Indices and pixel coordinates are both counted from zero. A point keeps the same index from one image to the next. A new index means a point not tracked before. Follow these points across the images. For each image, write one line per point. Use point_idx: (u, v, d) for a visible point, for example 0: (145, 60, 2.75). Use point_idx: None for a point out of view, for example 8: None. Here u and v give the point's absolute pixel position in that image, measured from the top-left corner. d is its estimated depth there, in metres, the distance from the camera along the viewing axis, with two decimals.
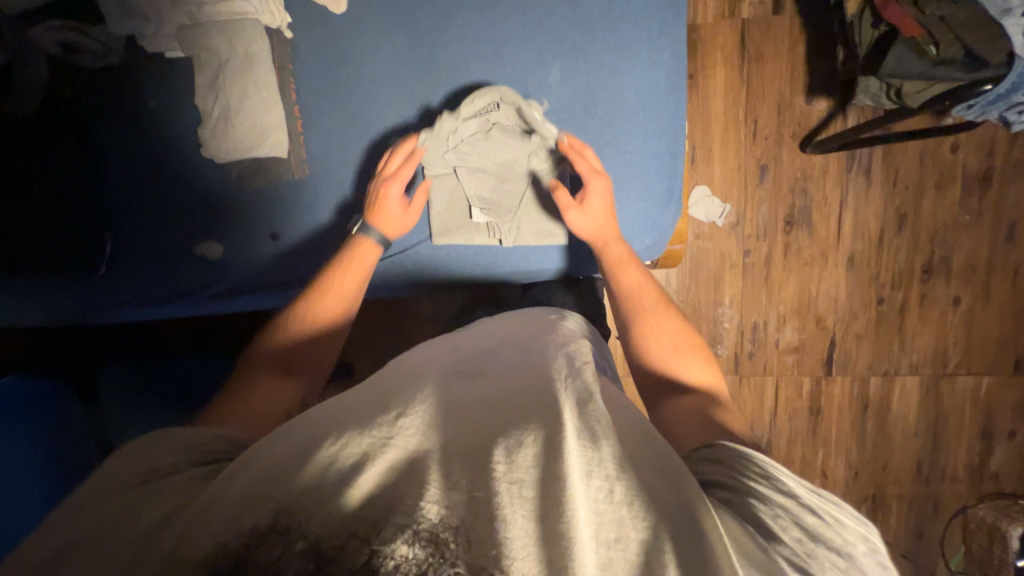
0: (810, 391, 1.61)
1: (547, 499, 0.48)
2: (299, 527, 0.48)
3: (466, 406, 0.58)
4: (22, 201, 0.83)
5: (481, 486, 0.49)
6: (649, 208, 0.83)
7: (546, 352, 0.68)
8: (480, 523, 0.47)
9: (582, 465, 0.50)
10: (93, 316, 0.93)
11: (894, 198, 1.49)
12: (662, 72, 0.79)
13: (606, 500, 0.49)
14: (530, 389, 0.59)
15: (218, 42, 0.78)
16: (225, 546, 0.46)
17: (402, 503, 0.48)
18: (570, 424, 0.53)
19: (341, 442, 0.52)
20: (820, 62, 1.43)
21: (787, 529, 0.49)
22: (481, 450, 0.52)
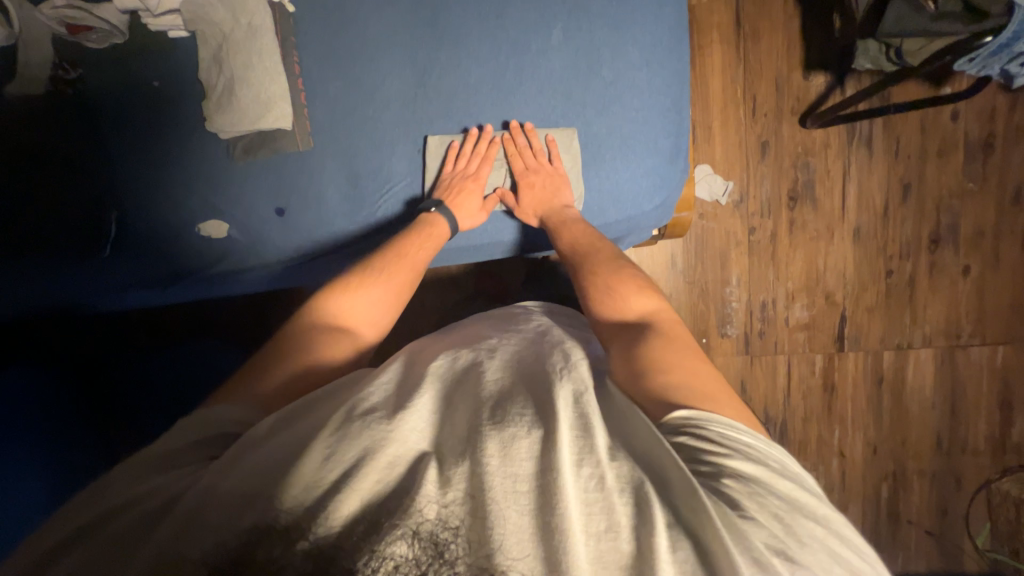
0: (823, 367, 1.59)
1: (541, 490, 0.48)
2: (302, 529, 0.46)
3: (462, 404, 0.59)
4: (43, 195, 0.89)
5: (478, 481, 0.49)
6: (657, 165, 0.83)
7: (545, 350, 0.68)
8: (478, 520, 0.47)
9: (573, 454, 0.50)
10: (99, 299, 0.93)
11: (897, 169, 1.49)
12: (664, 29, 0.80)
13: (596, 485, 0.49)
14: (529, 385, 0.60)
15: (222, 16, 0.80)
16: (226, 543, 0.45)
17: (403, 503, 0.48)
18: (564, 416, 0.54)
19: (341, 435, 0.52)
20: (815, 36, 1.45)
21: (763, 507, 0.49)
22: (476, 442, 0.52)
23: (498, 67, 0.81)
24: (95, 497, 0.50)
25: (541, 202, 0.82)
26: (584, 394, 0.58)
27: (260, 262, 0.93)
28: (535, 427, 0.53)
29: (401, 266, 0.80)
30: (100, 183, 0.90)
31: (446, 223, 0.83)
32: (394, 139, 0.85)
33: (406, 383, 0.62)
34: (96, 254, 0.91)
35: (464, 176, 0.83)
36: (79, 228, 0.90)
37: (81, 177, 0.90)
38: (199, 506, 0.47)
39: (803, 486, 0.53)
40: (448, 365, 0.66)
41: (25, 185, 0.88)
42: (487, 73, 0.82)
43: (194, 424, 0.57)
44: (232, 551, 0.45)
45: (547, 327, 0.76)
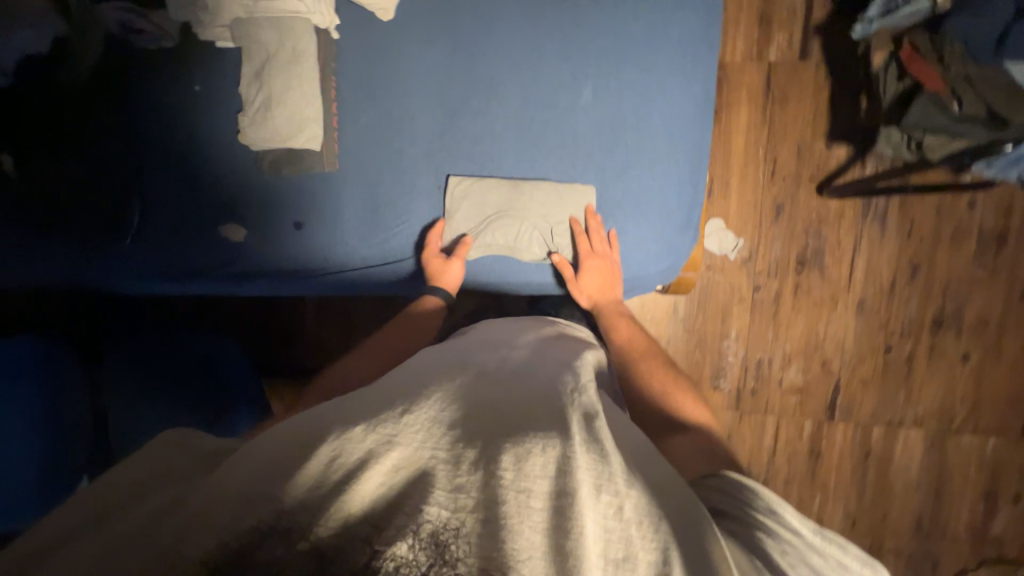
0: (812, 433, 1.59)
1: (555, 511, 0.46)
2: (303, 528, 0.43)
3: (472, 409, 0.56)
4: (73, 180, 0.92)
5: (490, 491, 0.46)
6: (667, 232, 0.85)
7: (553, 370, 0.67)
8: (490, 531, 0.44)
9: (591, 479, 0.48)
10: (110, 283, 0.96)
11: (908, 248, 1.50)
12: (690, 103, 0.82)
13: (615, 514, 0.47)
14: (543, 402, 0.58)
15: (269, 36, 0.83)
16: (226, 545, 0.42)
17: (412, 505, 0.45)
18: (580, 439, 0.52)
19: (353, 431, 0.49)
20: (842, 109, 1.47)
21: (795, 567, 0.50)
22: (489, 453, 0.49)
23: (526, 118, 0.84)
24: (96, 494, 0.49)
25: (603, 282, 0.85)
26: (596, 419, 0.57)
27: (272, 270, 0.95)
28: (552, 443, 0.51)
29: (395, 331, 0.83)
30: (127, 176, 0.93)
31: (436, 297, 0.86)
32: (415, 172, 0.88)
33: (414, 387, 0.59)
34: (116, 242, 0.94)
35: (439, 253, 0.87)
36: (101, 218, 0.93)
37: (112, 169, 0.93)
38: (201, 508, 0.45)
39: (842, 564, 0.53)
40: (457, 374, 0.64)
41: (59, 169, 0.92)
42: (514, 122, 0.84)
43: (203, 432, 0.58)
44: (235, 554, 0.41)
45: (552, 347, 0.76)
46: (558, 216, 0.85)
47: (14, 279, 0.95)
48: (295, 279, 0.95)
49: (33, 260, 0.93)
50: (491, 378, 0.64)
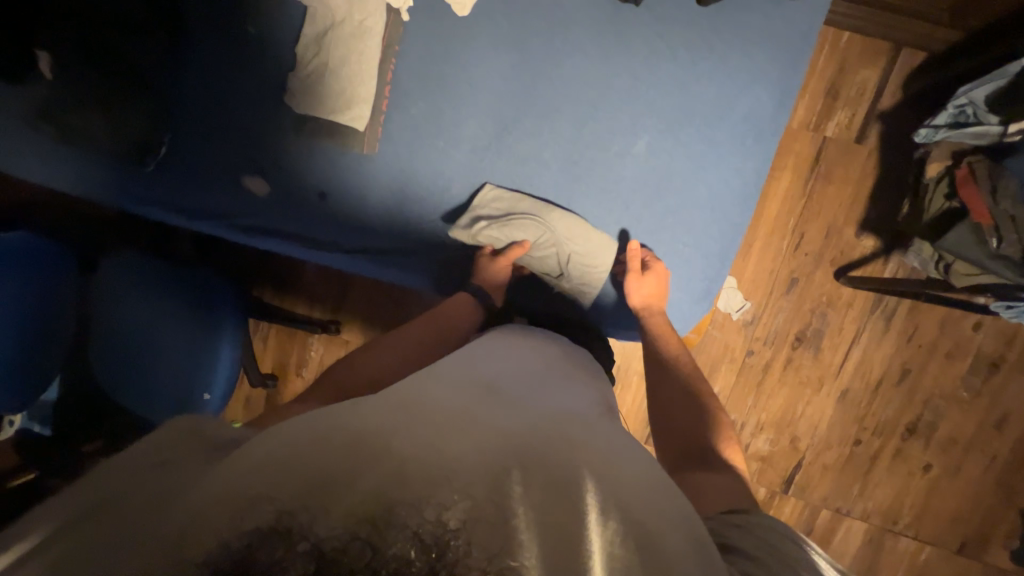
0: (762, 500, 1.64)
1: (567, 533, 0.44)
2: (304, 527, 0.40)
3: (483, 422, 0.54)
4: None
5: (498, 507, 0.44)
6: (681, 299, 0.84)
7: (562, 397, 0.65)
8: (497, 546, 0.41)
9: (599, 506, 0.47)
10: (114, 201, 0.95)
11: (904, 352, 1.52)
12: (742, 179, 0.80)
13: (623, 544, 0.44)
14: (550, 426, 0.57)
15: (337, 3, 0.82)
16: (229, 546, 0.40)
17: (419, 510, 0.42)
18: (586, 468, 0.50)
19: (367, 429, 0.48)
20: (882, 202, 1.45)
21: None
22: (499, 466, 0.47)
23: (574, 151, 0.82)
24: (90, 489, 0.46)
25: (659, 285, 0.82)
26: (599, 451, 0.56)
27: (282, 230, 0.93)
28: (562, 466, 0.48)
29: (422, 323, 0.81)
30: (169, 105, 0.94)
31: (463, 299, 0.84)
32: (448, 175, 0.86)
33: (420, 390, 0.58)
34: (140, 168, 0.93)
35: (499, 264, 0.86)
36: (122, 137, 0.90)
37: (147, 94, 0.91)
38: (201, 506, 0.42)
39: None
40: (469, 385, 0.62)
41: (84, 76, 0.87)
42: (562, 152, 0.83)
43: (201, 421, 0.56)
44: (236, 554, 0.39)
45: (562, 371, 0.73)
46: (581, 248, 0.84)
47: (28, 176, 0.94)
48: (300, 247, 0.93)
49: (60, 167, 0.93)
50: (503, 393, 0.62)
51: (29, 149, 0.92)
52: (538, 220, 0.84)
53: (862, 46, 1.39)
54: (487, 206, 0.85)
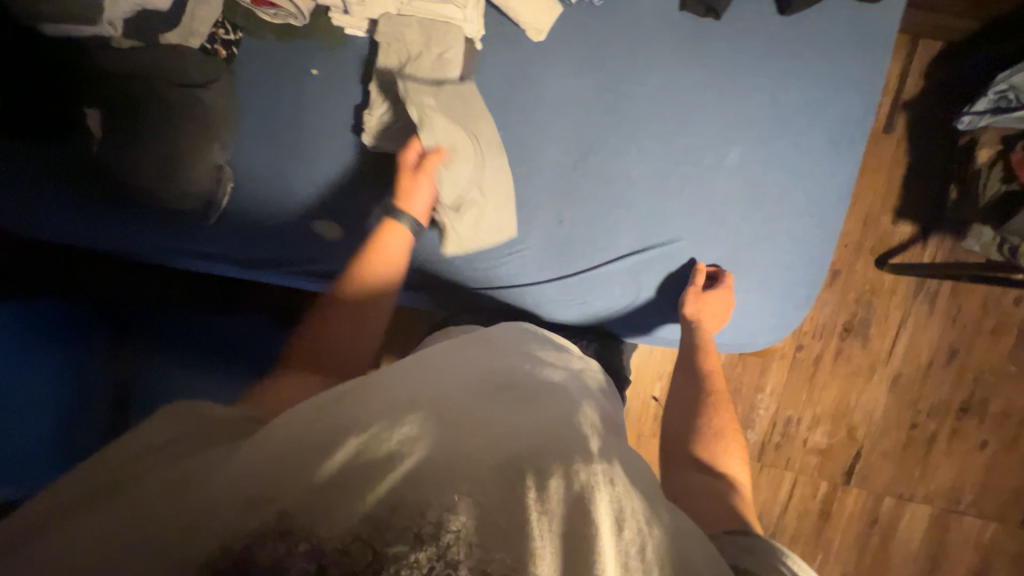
0: (825, 494, 1.64)
1: (579, 536, 0.40)
2: (307, 529, 0.38)
3: (494, 421, 0.50)
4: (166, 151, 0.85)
5: (503, 510, 0.41)
6: (785, 308, 0.83)
7: (578, 392, 0.61)
8: (503, 551, 0.38)
9: (613, 512, 0.43)
10: (175, 259, 0.92)
11: (950, 333, 1.54)
12: (836, 183, 0.80)
13: (636, 556, 0.41)
14: (569, 420, 0.52)
15: (413, 37, 0.80)
16: (229, 548, 0.37)
17: (424, 515, 0.39)
18: (604, 467, 0.46)
19: (374, 429, 0.45)
20: (917, 188, 1.47)
21: None
22: (510, 468, 0.44)
23: (664, 169, 0.81)
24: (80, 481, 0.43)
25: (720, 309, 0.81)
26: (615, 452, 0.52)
27: None
28: (578, 467, 0.45)
29: (358, 294, 0.75)
30: (189, 142, 0.83)
31: (399, 239, 0.78)
32: (536, 203, 0.84)
33: (434, 390, 0.54)
34: (184, 218, 0.89)
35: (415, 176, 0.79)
36: (151, 183, 0.85)
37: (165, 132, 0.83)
38: (194, 503, 0.40)
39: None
40: (480, 381, 0.58)
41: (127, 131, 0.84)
42: (652, 171, 0.82)
43: (188, 408, 0.52)
44: (235, 557, 0.36)
45: (579, 369, 0.69)
46: (488, 228, 0.82)
47: (62, 236, 0.90)
48: None
49: (100, 228, 0.89)
50: (517, 386, 0.58)
51: (61, 206, 0.88)
52: (475, 143, 0.80)
53: None
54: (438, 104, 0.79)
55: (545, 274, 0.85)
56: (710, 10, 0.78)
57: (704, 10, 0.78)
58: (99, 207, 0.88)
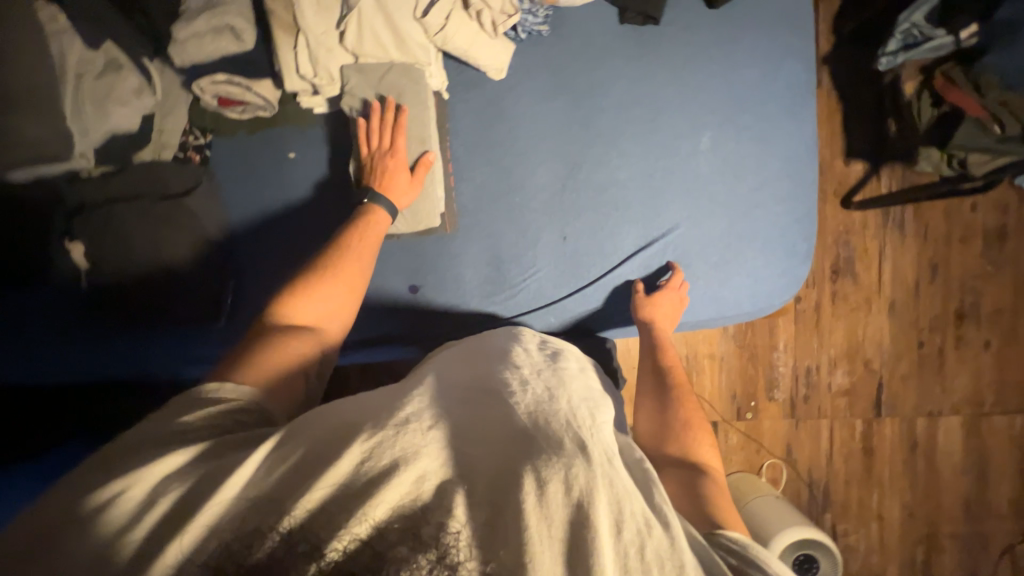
0: (863, 432, 1.68)
1: (575, 536, 0.43)
2: (313, 538, 0.43)
3: (496, 423, 0.52)
4: (154, 266, 0.84)
5: (499, 515, 0.45)
6: (794, 265, 0.87)
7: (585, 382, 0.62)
8: (496, 550, 0.43)
9: (613, 518, 0.45)
10: (188, 368, 0.91)
11: (927, 251, 1.64)
12: (805, 141, 0.86)
13: (636, 557, 0.44)
14: (571, 412, 0.53)
15: (377, 96, 0.79)
16: (227, 548, 0.43)
17: (428, 524, 0.44)
18: (606, 469, 0.48)
19: (374, 437, 0.47)
20: (857, 129, 1.59)
21: None
22: (510, 472, 0.47)
23: (648, 166, 0.86)
24: (70, 493, 0.47)
25: (672, 312, 0.85)
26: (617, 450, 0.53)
27: (380, 337, 0.89)
28: (578, 470, 0.46)
29: (347, 271, 0.75)
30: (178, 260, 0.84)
31: (384, 214, 0.79)
32: (538, 225, 0.87)
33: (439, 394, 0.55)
34: (186, 328, 0.89)
35: (385, 154, 0.79)
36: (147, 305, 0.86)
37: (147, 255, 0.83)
38: (185, 510, 0.44)
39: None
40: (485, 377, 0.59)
41: (115, 258, 0.83)
42: (636, 170, 0.86)
43: (182, 402, 0.56)
44: (236, 560, 0.42)
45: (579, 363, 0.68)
46: (408, 213, 0.82)
47: (54, 374, 0.89)
48: (409, 345, 0.89)
49: (98, 357, 0.89)
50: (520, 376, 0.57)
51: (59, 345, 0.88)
52: (393, 123, 0.80)
53: None
54: (368, 80, 0.78)
55: (563, 290, 0.87)
56: (648, 18, 0.84)
57: (643, 19, 0.84)
58: (95, 337, 0.88)
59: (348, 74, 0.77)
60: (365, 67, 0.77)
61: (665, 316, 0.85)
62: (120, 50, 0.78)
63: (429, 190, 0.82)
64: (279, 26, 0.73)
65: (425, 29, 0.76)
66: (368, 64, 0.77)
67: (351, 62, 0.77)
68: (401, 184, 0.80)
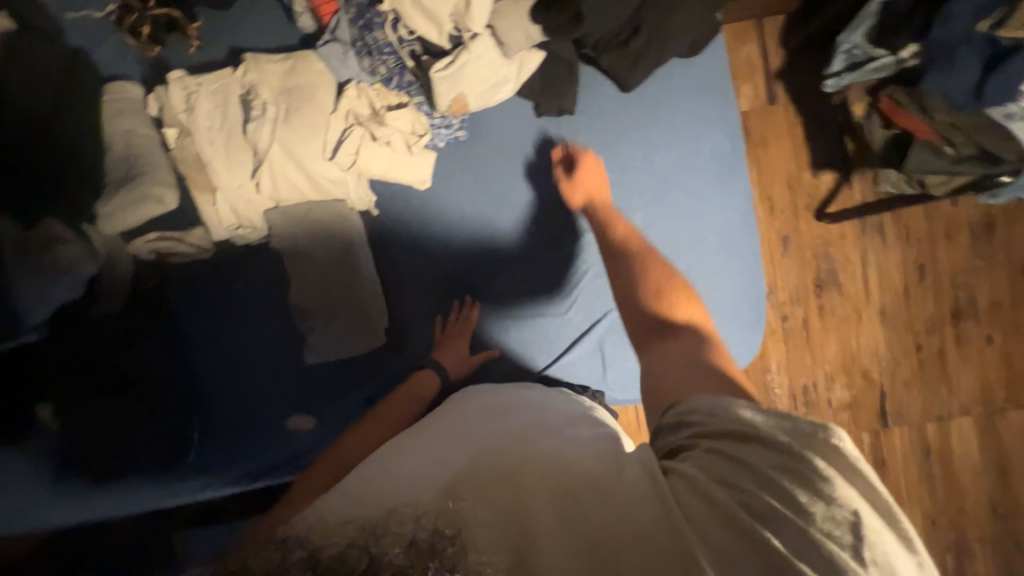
0: (872, 444, 1.61)
1: (552, 508, 0.45)
2: (295, 543, 0.39)
3: (461, 454, 0.55)
4: (115, 404, 0.85)
5: (481, 511, 0.44)
6: (745, 333, 0.87)
7: (551, 407, 0.68)
8: (483, 535, 0.42)
9: (583, 486, 0.48)
10: (160, 500, 0.89)
11: (911, 251, 1.59)
12: (737, 210, 0.87)
13: (624, 514, 0.45)
14: (529, 433, 0.59)
15: (302, 232, 0.81)
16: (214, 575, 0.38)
17: (414, 521, 0.42)
18: (565, 457, 0.52)
19: (349, 500, 0.48)
20: (819, 140, 1.54)
21: (726, 447, 0.48)
22: (480, 477, 0.49)
23: (581, 257, 0.88)
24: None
25: (592, 179, 0.83)
26: (581, 442, 0.57)
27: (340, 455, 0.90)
28: (539, 467, 0.51)
29: (401, 402, 0.80)
30: (136, 373, 0.86)
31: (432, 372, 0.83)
32: (482, 321, 0.88)
33: (404, 455, 0.58)
34: (152, 457, 0.88)
35: (453, 327, 0.87)
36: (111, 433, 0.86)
37: (106, 375, 0.86)
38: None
39: (829, 492, 0.43)
40: (453, 429, 0.64)
41: (83, 401, 0.85)
42: (571, 258, 0.88)
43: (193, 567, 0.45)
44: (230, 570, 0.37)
45: (544, 395, 0.73)
46: (349, 333, 0.85)
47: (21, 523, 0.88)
48: None
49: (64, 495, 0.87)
50: (480, 426, 0.63)
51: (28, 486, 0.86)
52: (326, 248, 0.82)
53: (732, 28, 1.51)
54: (287, 217, 0.80)
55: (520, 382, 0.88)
56: (562, 111, 0.85)
57: (558, 112, 0.85)
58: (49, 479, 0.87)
59: (267, 213, 0.80)
60: (282, 206, 0.80)
61: (590, 186, 0.83)
62: (58, 223, 0.78)
63: (372, 307, 0.85)
64: (198, 189, 0.77)
65: (338, 165, 0.78)
66: (289, 202, 0.80)
67: (269, 205, 0.80)
68: (462, 354, 0.85)
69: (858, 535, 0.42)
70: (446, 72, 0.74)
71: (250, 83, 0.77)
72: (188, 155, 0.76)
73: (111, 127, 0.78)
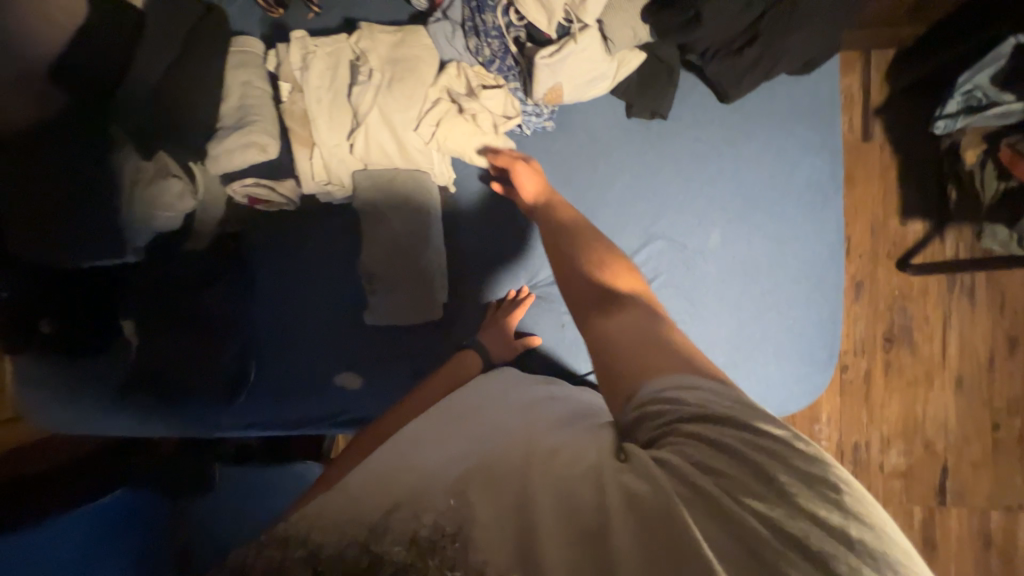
0: (923, 520, 1.46)
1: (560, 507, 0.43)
2: (302, 540, 0.42)
3: (474, 445, 0.54)
4: (179, 336, 0.90)
5: (481, 504, 0.43)
6: (812, 371, 0.83)
7: (580, 405, 0.64)
8: (480, 532, 0.41)
9: (600, 485, 0.44)
10: (206, 430, 0.95)
11: (1002, 322, 1.46)
12: (823, 242, 0.83)
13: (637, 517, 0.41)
14: (546, 429, 0.56)
15: (383, 198, 0.84)
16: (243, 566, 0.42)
17: (411, 517, 0.42)
18: (582, 454, 0.49)
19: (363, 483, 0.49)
20: (914, 187, 1.44)
21: (700, 434, 0.46)
22: (487, 470, 0.47)
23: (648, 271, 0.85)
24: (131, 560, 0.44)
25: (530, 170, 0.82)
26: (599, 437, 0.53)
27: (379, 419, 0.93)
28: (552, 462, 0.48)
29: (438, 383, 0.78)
30: (198, 313, 0.90)
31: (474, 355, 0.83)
32: (535, 309, 0.90)
33: (423, 437, 0.58)
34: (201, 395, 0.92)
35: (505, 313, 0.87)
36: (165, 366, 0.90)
37: (171, 309, 0.91)
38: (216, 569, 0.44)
39: (804, 469, 0.42)
40: (478, 416, 0.62)
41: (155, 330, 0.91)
42: None
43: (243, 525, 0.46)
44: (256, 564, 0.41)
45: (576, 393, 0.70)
46: (410, 303, 0.87)
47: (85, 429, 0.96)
48: None
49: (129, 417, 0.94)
50: (501, 417, 0.61)
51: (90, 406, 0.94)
52: (402, 217, 0.84)
53: None
54: (370, 180, 0.83)
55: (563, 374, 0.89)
56: (655, 113, 0.83)
57: (650, 114, 0.83)
58: (116, 400, 0.93)
59: (355, 172, 0.83)
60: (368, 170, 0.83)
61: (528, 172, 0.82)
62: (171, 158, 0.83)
63: (435, 281, 0.87)
64: (298, 142, 0.81)
65: (429, 138, 0.81)
66: (375, 167, 0.83)
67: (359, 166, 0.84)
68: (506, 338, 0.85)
69: (845, 511, 0.40)
70: (551, 60, 0.74)
71: (362, 50, 0.82)
72: (296, 110, 0.80)
73: (231, 77, 0.86)
